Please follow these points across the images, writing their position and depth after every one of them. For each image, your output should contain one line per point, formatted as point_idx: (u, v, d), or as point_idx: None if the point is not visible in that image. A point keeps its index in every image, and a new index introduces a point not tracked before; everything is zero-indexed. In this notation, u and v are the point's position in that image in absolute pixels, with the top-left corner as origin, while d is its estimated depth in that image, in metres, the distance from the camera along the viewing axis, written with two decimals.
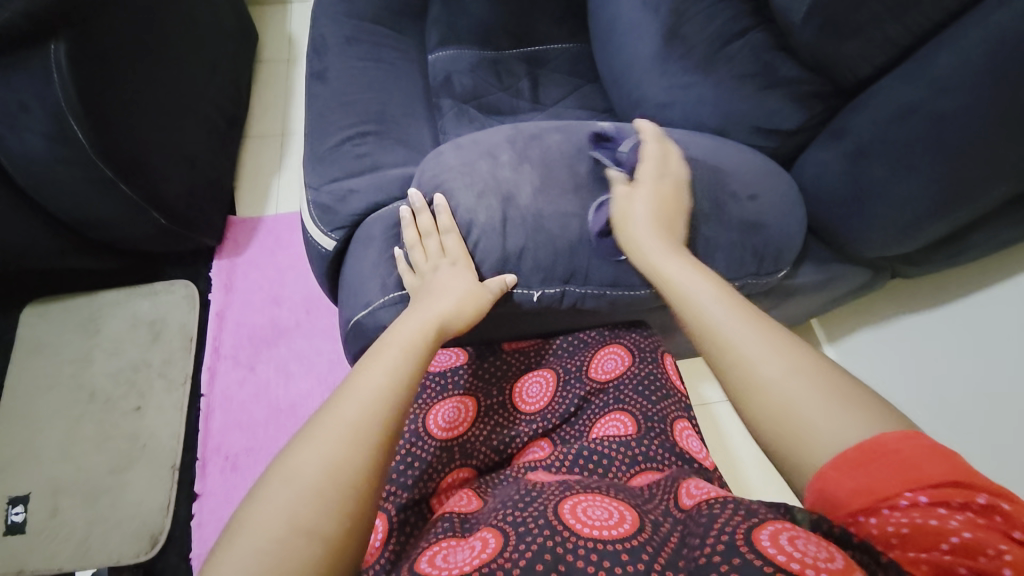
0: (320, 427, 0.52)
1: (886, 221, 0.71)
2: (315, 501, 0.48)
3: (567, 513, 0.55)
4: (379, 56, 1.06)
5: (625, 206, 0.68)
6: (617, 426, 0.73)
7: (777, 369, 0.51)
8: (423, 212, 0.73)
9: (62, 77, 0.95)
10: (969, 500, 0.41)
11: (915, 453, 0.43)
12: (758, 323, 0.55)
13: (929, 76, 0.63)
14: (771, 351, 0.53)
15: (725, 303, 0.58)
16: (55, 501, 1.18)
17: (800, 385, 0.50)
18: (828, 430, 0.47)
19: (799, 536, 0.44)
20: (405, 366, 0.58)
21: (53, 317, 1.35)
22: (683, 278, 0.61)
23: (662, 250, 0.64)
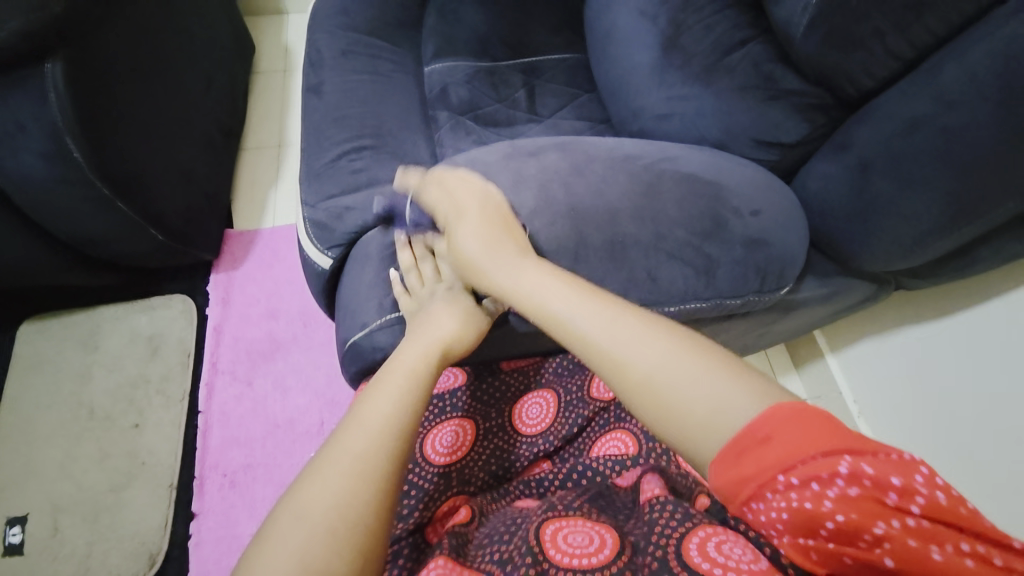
0: (328, 461, 0.52)
1: (892, 236, 0.70)
2: (328, 539, 0.47)
3: (548, 541, 0.56)
4: (375, 69, 1.05)
5: (448, 234, 0.69)
6: (618, 446, 0.71)
7: (652, 365, 0.52)
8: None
9: (59, 96, 0.94)
10: (835, 473, 0.41)
11: (784, 434, 0.43)
12: (625, 318, 0.56)
13: (936, 90, 0.62)
14: (645, 346, 0.53)
15: (592, 304, 0.58)
16: (54, 520, 1.17)
17: (681, 372, 0.50)
18: (708, 420, 0.47)
19: (726, 541, 0.52)
20: (411, 394, 0.58)
21: (51, 334, 1.34)
22: (549, 281, 0.61)
23: (524, 255, 0.64)
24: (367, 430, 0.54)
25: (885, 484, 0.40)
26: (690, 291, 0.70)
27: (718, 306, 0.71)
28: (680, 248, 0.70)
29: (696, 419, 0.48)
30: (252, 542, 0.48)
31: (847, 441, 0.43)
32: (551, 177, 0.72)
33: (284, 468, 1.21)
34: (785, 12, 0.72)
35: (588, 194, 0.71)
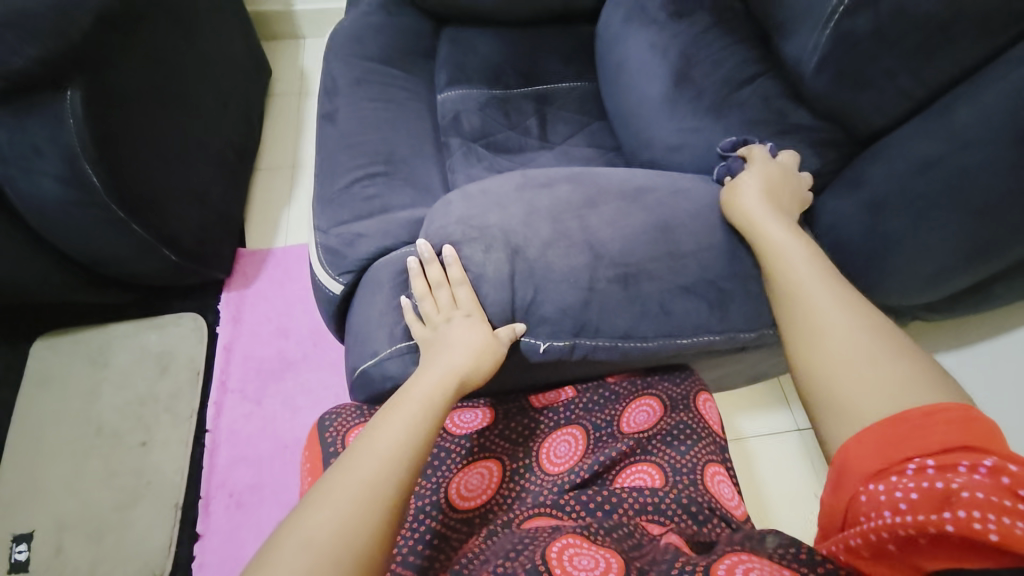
0: (335, 483, 0.51)
1: (908, 273, 0.69)
2: (331, 569, 0.46)
3: (555, 557, 0.55)
4: (389, 97, 1.08)
5: (735, 183, 0.72)
6: (643, 479, 0.70)
7: (847, 329, 0.56)
8: (433, 263, 0.72)
9: (76, 123, 0.96)
10: (976, 463, 0.44)
11: (937, 427, 0.47)
12: (846, 294, 0.60)
13: (948, 130, 0.63)
14: (849, 315, 0.57)
15: (821, 273, 0.62)
16: (59, 538, 1.17)
17: (869, 348, 0.55)
18: (875, 397, 0.51)
19: (752, 567, 0.49)
20: (421, 423, 0.57)
21: (63, 350, 1.35)
22: (786, 242, 0.65)
23: (768, 217, 0.68)
24: (376, 458, 0.53)
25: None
26: (703, 326, 0.70)
27: (731, 339, 0.71)
28: (693, 283, 0.70)
29: (843, 374, 0.54)
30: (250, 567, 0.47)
31: (1002, 451, 0.44)
32: (563, 209, 0.73)
33: (289, 489, 1.20)
34: (795, 50, 0.73)
35: (600, 228, 0.72)
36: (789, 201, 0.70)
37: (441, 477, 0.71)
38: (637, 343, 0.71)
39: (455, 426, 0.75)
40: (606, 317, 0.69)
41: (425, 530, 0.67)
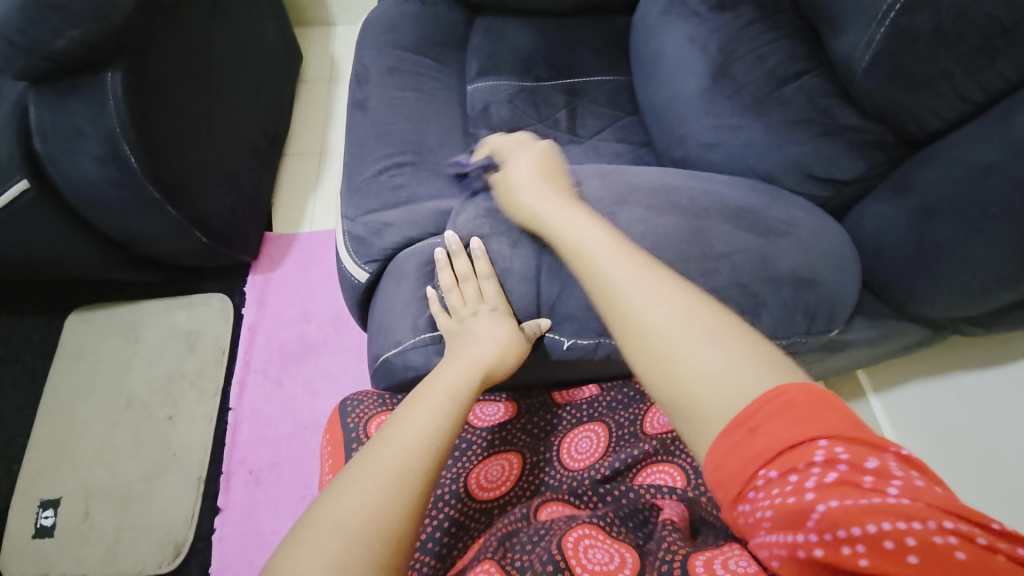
0: (365, 468, 0.51)
1: (953, 284, 0.66)
2: (362, 551, 0.46)
3: (570, 550, 0.54)
4: (420, 86, 1.07)
5: (508, 184, 0.73)
6: (664, 480, 0.68)
7: (664, 314, 0.51)
8: (461, 256, 0.72)
9: (117, 105, 0.99)
10: (812, 458, 0.39)
11: (770, 424, 0.41)
12: (649, 270, 0.56)
13: (1007, 136, 0.59)
14: (658, 297, 0.53)
15: (625, 253, 0.58)
16: (87, 504, 1.22)
17: (695, 329, 0.49)
18: (716, 384, 0.45)
19: (732, 558, 0.47)
20: (447, 412, 0.57)
21: (97, 324, 1.39)
22: (581, 229, 0.63)
23: (558, 203, 0.67)
24: (405, 444, 0.53)
25: (861, 467, 0.38)
26: None
27: None
28: (726, 287, 0.67)
29: (686, 374, 0.47)
30: (280, 549, 0.47)
31: (833, 426, 0.40)
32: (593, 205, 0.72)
33: (308, 468, 1.23)
34: (845, 47, 0.70)
35: (629, 224, 0.70)
36: (560, 180, 0.73)
37: (461, 467, 0.70)
38: None
39: (478, 419, 0.75)
40: None
41: (444, 517, 0.66)
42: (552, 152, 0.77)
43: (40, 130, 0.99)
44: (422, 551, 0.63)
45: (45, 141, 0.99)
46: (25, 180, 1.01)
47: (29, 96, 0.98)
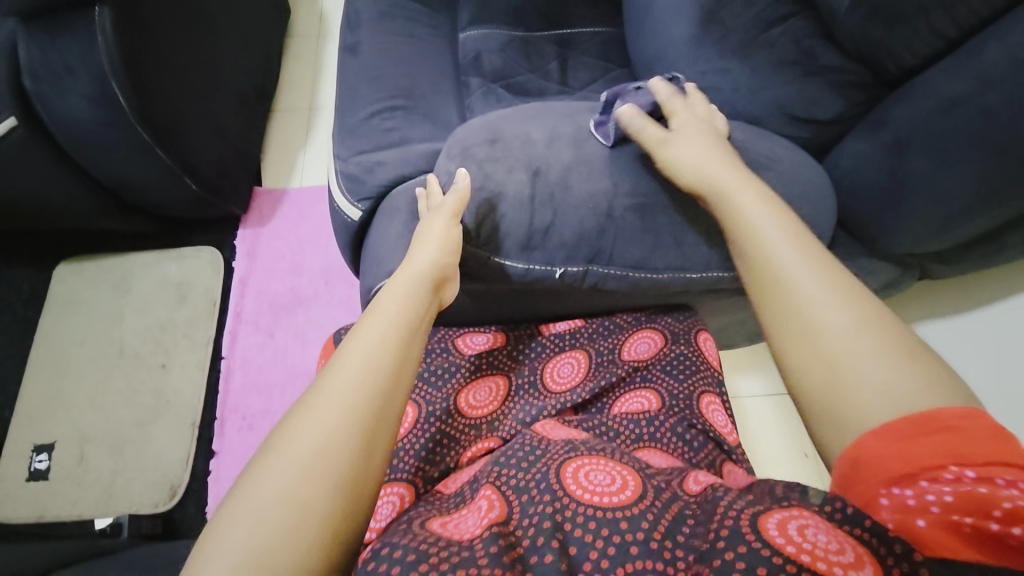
0: (316, 394, 0.50)
1: (921, 216, 0.71)
2: (320, 473, 0.46)
3: (568, 478, 0.57)
4: (412, 32, 1.07)
5: (666, 154, 0.69)
6: (641, 403, 0.74)
7: (841, 320, 0.50)
8: (434, 187, 0.74)
9: (106, 39, 0.97)
10: (1018, 479, 0.39)
11: (974, 431, 0.41)
12: (834, 275, 0.53)
13: (977, 68, 0.63)
14: (840, 300, 0.51)
15: (811, 259, 0.55)
16: (81, 449, 1.24)
17: (869, 341, 0.48)
18: (879, 396, 0.45)
19: (808, 525, 0.43)
20: (397, 331, 0.56)
21: (86, 275, 1.39)
22: (757, 218, 0.60)
23: (726, 179, 0.65)
24: (360, 362, 0.52)
25: None
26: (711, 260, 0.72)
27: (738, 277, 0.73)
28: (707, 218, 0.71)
29: (847, 381, 0.47)
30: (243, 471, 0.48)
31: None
32: (584, 138, 0.75)
33: None
34: None
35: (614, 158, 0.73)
36: (738, 162, 0.67)
37: (450, 387, 0.74)
38: (648, 274, 0.73)
39: (466, 347, 0.79)
40: (619, 246, 0.72)
41: (430, 430, 0.70)
42: (722, 139, 0.71)
43: (29, 67, 0.99)
44: (417, 458, 0.68)
45: (35, 80, 1.00)
46: (13, 119, 1.00)
47: (19, 35, 0.97)
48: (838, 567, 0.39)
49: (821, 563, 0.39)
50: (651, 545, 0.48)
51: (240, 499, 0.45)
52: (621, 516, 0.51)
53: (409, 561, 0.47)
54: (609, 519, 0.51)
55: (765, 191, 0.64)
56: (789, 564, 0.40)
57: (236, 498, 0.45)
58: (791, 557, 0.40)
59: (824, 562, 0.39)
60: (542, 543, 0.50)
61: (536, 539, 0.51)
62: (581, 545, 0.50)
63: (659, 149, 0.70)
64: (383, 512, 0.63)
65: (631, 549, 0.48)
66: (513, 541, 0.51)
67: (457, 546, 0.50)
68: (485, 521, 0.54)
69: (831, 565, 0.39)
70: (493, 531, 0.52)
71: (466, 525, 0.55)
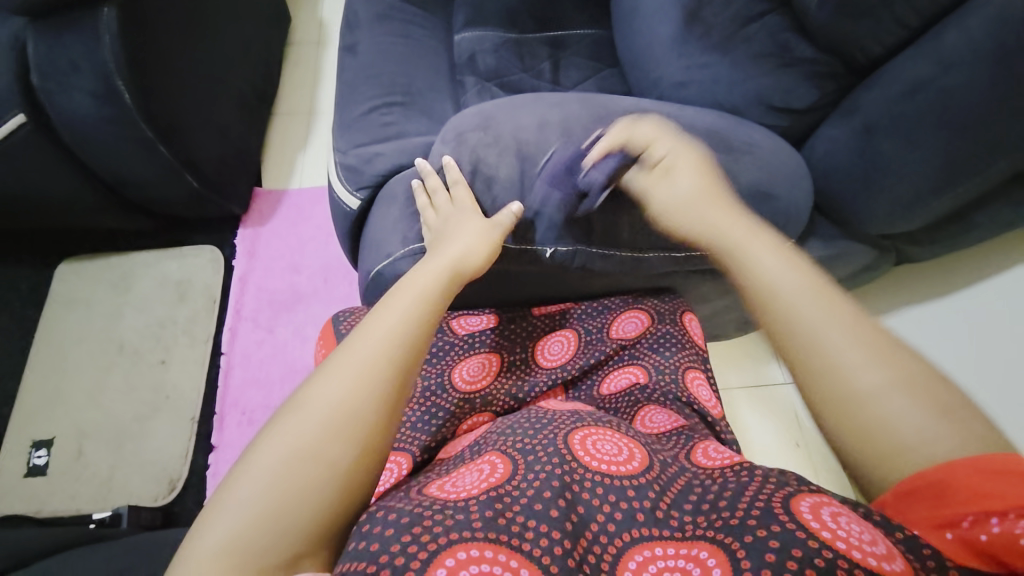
0: (340, 359, 0.55)
1: (893, 196, 0.75)
2: (340, 428, 0.51)
3: (577, 444, 0.60)
4: (408, 33, 1.11)
5: (652, 194, 0.72)
6: (629, 378, 0.77)
7: (878, 381, 0.52)
8: (431, 175, 0.78)
9: (111, 38, 1.01)
10: None
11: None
12: (848, 315, 0.56)
13: (939, 54, 0.67)
14: (873, 363, 0.53)
15: (818, 298, 0.58)
16: (81, 443, 1.24)
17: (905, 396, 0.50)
18: (915, 436, 0.49)
19: (841, 514, 0.47)
20: (421, 311, 0.60)
21: (87, 274, 1.41)
22: (766, 262, 0.63)
23: (733, 229, 0.67)
24: (379, 335, 0.57)
25: None
26: None
27: None
28: None
29: (897, 444, 0.49)
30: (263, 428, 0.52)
31: None
32: (574, 124, 0.77)
33: None
34: None
35: (605, 143, 0.76)
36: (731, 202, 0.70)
37: (445, 364, 0.77)
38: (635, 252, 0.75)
39: (462, 327, 0.81)
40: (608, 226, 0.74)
41: (427, 404, 0.73)
42: (708, 159, 0.73)
43: (37, 65, 1.02)
44: (415, 429, 0.71)
45: (42, 77, 1.03)
46: (22, 115, 1.04)
47: (28, 33, 1.02)
48: (871, 556, 0.43)
49: (855, 551, 0.43)
50: (656, 513, 0.54)
51: (261, 450, 0.49)
52: (627, 484, 0.56)
53: (403, 524, 0.49)
54: (617, 487, 0.56)
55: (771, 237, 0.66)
56: (822, 546, 0.44)
57: (257, 443, 0.50)
58: (824, 540, 0.45)
59: (856, 550, 0.43)
60: (549, 498, 0.53)
61: (541, 496, 0.53)
62: (590, 508, 0.54)
63: (655, 180, 0.72)
64: (387, 480, 0.66)
65: (637, 516, 0.53)
66: (509, 502, 0.53)
67: (449, 506, 0.53)
68: (485, 484, 0.55)
69: (866, 554, 0.43)
70: (488, 494, 0.54)
71: (463, 485, 0.57)
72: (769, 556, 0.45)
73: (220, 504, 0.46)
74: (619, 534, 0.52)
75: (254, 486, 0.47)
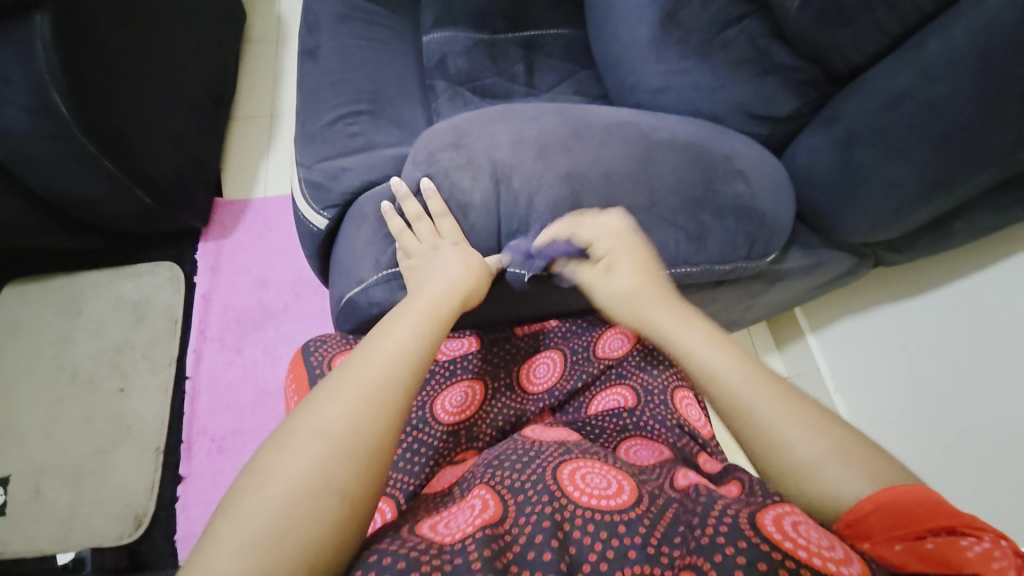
0: (346, 381, 0.52)
1: (875, 205, 0.74)
2: (347, 459, 0.48)
3: (566, 479, 0.56)
4: (373, 35, 1.05)
5: (608, 287, 0.71)
6: (617, 400, 0.74)
7: (804, 443, 0.53)
8: (409, 199, 0.73)
9: (45, 49, 0.93)
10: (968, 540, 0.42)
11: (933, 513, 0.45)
12: (776, 390, 0.58)
13: (922, 63, 0.66)
14: (810, 430, 0.54)
15: (746, 368, 0.60)
16: (36, 481, 1.16)
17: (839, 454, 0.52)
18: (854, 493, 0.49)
19: (801, 522, 0.46)
20: (429, 330, 0.59)
21: (34, 297, 1.31)
22: (699, 343, 0.64)
23: (665, 309, 0.68)
24: (387, 357, 0.55)
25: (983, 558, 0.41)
26: (681, 255, 0.73)
27: (707, 271, 0.75)
28: (673, 215, 0.72)
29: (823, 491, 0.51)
30: (251, 464, 0.48)
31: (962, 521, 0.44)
32: (551, 139, 0.74)
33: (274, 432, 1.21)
34: None
35: (586, 159, 0.73)
36: (665, 286, 0.71)
37: (427, 394, 0.74)
38: None
39: (441, 353, 0.78)
40: None
41: (412, 439, 0.70)
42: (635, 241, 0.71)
43: None
44: (398, 471, 0.67)
45: None
46: None
47: None
48: (829, 562, 0.42)
49: (816, 558, 0.42)
50: (647, 549, 0.48)
51: (255, 489, 0.45)
52: (618, 520, 0.51)
53: (401, 569, 0.45)
54: (608, 521, 0.51)
55: (704, 320, 0.68)
56: (786, 558, 0.43)
57: (252, 479, 0.46)
58: (787, 551, 0.43)
59: (817, 557, 0.42)
60: (540, 542, 0.49)
61: (534, 541, 0.49)
62: (581, 547, 0.49)
63: (609, 269, 0.71)
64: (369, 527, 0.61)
65: (628, 553, 0.48)
66: (505, 544, 0.50)
67: (447, 550, 0.48)
68: (478, 522, 0.52)
69: (823, 560, 0.42)
70: (484, 532, 0.50)
71: (455, 525, 0.53)
72: (739, 572, 0.43)
73: (213, 552, 0.42)
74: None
75: (248, 532, 0.43)
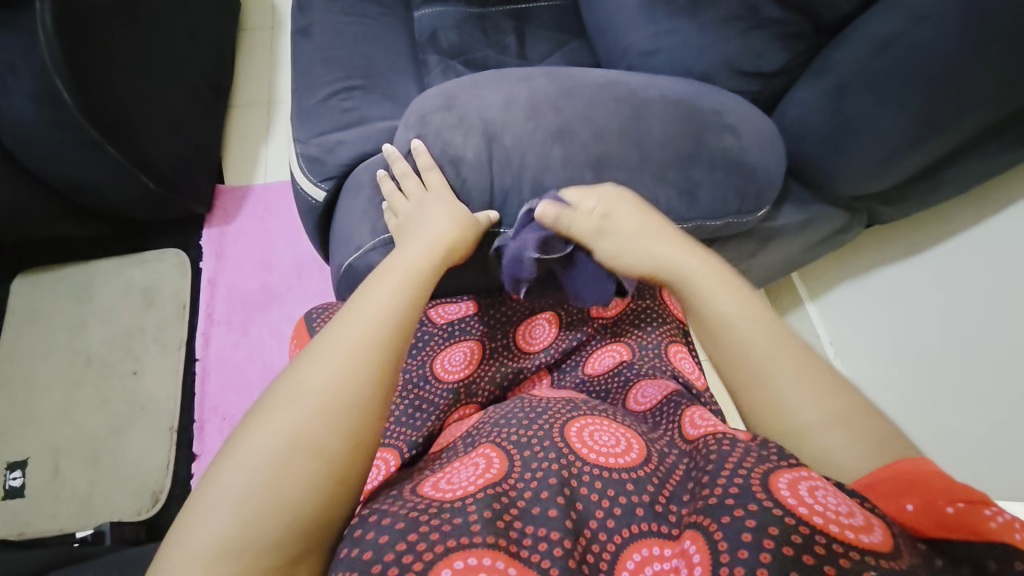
0: (324, 344, 0.54)
1: (867, 155, 0.75)
2: (324, 418, 0.49)
3: (573, 437, 0.57)
4: (365, 12, 1.05)
5: (622, 250, 0.67)
6: (615, 355, 0.76)
7: (820, 416, 0.51)
8: (400, 160, 0.75)
9: (47, 37, 0.96)
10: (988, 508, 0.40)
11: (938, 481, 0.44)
12: (794, 364, 0.55)
13: (911, 7, 0.66)
14: (831, 407, 0.52)
15: (764, 337, 0.57)
16: (55, 460, 1.20)
17: (844, 433, 0.50)
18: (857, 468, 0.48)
19: (819, 487, 0.43)
20: (409, 290, 0.59)
21: (47, 285, 1.34)
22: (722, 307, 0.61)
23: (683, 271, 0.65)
24: (364, 319, 0.56)
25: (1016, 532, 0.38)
26: (674, 211, 0.74)
27: (700, 227, 0.75)
28: (665, 171, 0.73)
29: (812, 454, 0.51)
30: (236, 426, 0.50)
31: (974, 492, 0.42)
32: (541, 100, 0.75)
33: None
34: None
35: (575, 118, 0.74)
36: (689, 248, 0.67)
37: (426, 355, 0.76)
38: None
39: (441, 316, 0.80)
40: None
41: (411, 397, 0.72)
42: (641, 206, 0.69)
43: None
44: (401, 424, 0.69)
45: None
46: None
47: None
48: (849, 529, 0.40)
49: (833, 525, 0.40)
50: (655, 507, 0.50)
51: (237, 449, 0.47)
52: (626, 479, 0.53)
53: (400, 529, 0.46)
54: (615, 480, 0.53)
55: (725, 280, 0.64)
56: (801, 524, 0.40)
57: (234, 438, 0.48)
58: (802, 516, 0.41)
59: (835, 524, 0.40)
60: (547, 497, 0.51)
61: (540, 496, 0.51)
62: (588, 502, 0.51)
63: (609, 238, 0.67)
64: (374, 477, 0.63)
65: (636, 510, 0.50)
66: (509, 501, 0.51)
67: (445, 508, 0.49)
68: (482, 480, 0.53)
69: (844, 528, 0.40)
70: (485, 492, 0.51)
71: (457, 482, 0.54)
72: (747, 535, 0.41)
73: (199, 509, 0.43)
74: (617, 531, 0.49)
75: (232, 488, 0.44)
